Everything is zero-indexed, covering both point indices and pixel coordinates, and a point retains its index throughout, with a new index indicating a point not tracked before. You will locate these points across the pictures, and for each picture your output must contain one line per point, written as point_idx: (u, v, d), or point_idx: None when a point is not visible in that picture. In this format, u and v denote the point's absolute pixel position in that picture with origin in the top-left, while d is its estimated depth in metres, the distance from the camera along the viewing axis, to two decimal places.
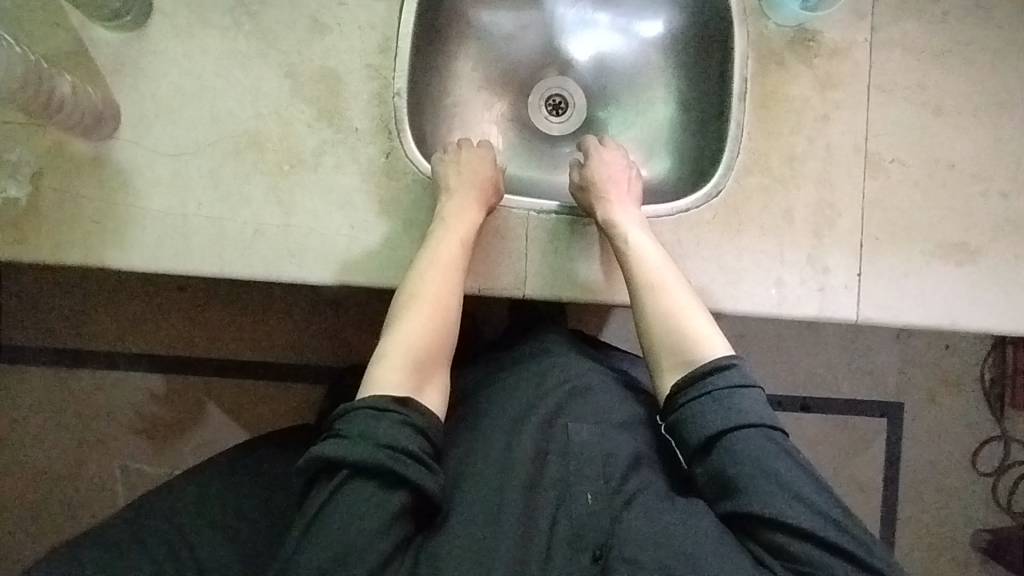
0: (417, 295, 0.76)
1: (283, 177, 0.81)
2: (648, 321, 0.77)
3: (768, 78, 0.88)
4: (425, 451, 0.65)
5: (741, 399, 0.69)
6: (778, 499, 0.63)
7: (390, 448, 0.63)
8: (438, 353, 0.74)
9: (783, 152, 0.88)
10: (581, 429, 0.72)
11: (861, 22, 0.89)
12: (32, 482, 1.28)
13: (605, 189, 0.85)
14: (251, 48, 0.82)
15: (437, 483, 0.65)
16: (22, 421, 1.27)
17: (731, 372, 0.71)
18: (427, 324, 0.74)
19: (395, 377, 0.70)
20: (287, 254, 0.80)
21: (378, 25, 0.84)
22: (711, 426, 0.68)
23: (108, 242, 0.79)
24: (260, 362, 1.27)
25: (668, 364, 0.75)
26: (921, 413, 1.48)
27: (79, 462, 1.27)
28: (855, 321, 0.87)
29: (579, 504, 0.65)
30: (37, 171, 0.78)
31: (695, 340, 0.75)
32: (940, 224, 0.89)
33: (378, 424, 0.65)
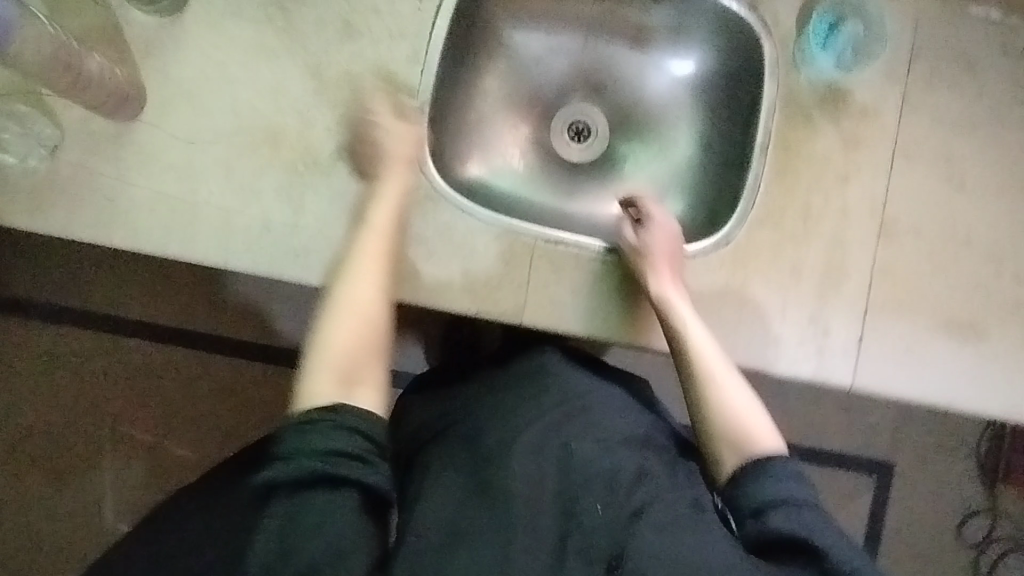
0: (341, 304, 0.68)
1: (297, 177, 0.82)
2: (700, 409, 0.74)
3: (793, 133, 0.87)
4: (368, 447, 0.61)
5: (798, 481, 0.68)
6: (819, 541, 0.61)
7: (332, 454, 0.59)
8: (372, 355, 0.67)
9: (800, 209, 0.87)
10: (583, 446, 0.73)
11: (896, 86, 0.87)
12: (21, 435, 1.30)
13: (658, 258, 0.82)
14: (280, 44, 0.83)
15: (386, 476, 0.61)
16: (20, 377, 1.29)
17: (789, 461, 0.69)
18: (354, 330, 0.67)
19: (323, 387, 0.63)
20: (293, 253, 0.81)
21: (409, 36, 0.84)
22: (767, 494, 0.66)
23: (118, 220, 0.80)
24: (258, 345, 1.28)
25: (720, 452, 0.73)
26: (910, 476, 1.47)
27: (70, 422, 1.29)
28: (850, 386, 0.87)
29: (589, 514, 0.65)
30: (57, 144, 0.79)
31: (750, 428, 0.72)
32: (948, 300, 0.88)
33: (310, 435, 0.59)
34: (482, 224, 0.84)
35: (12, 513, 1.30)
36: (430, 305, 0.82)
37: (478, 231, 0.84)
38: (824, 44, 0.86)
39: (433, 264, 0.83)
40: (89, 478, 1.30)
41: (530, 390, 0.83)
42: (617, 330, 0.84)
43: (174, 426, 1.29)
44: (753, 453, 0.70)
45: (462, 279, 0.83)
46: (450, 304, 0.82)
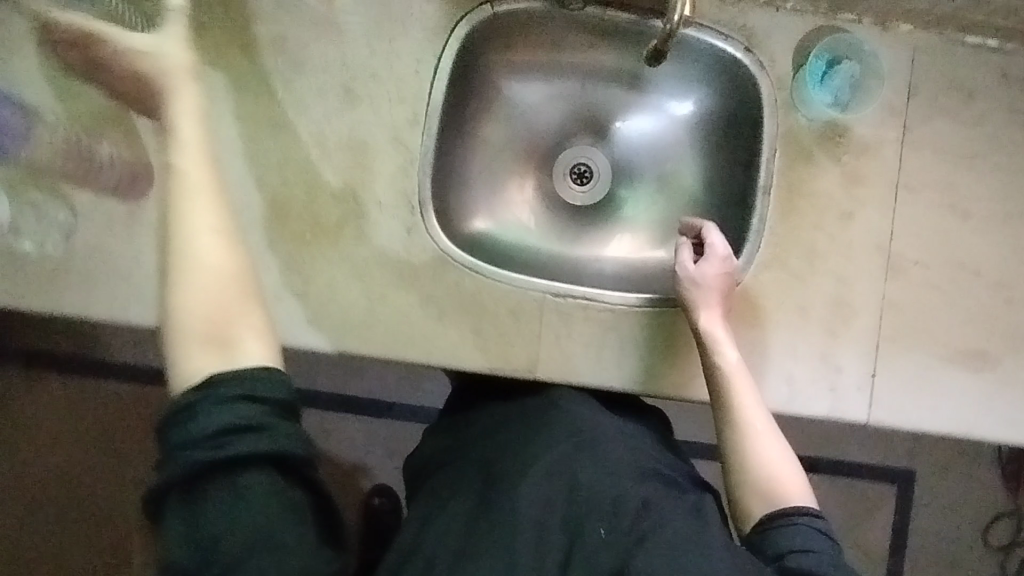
0: (189, 279, 0.66)
1: (306, 246, 0.83)
2: (733, 451, 0.77)
3: (795, 172, 0.87)
4: (261, 412, 0.60)
5: (820, 537, 0.70)
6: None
7: (226, 431, 0.59)
8: (238, 314, 0.66)
9: (804, 248, 0.87)
10: (591, 472, 0.71)
11: (896, 120, 0.87)
12: (42, 487, 1.32)
13: (709, 296, 0.82)
14: (283, 115, 0.84)
15: (290, 433, 0.61)
16: (23, 452, 1.32)
17: (813, 516, 0.72)
18: (211, 299, 0.66)
19: (192, 357, 0.63)
20: (307, 321, 0.82)
21: (408, 99, 0.85)
22: (789, 544, 0.69)
23: (134, 298, 0.81)
24: None
25: (746, 497, 0.75)
26: (932, 487, 1.46)
27: (91, 473, 1.32)
28: (866, 422, 0.87)
29: (592, 536, 0.65)
30: (71, 227, 0.80)
31: (780, 481, 0.74)
32: (960, 329, 0.87)
33: (197, 419, 0.59)
34: (493, 283, 0.85)
35: (35, 566, 1.32)
36: (442, 365, 0.84)
37: (488, 287, 0.85)
38: (821, 83, 0.87)
39: (444, 324, 0.84)
40: (109, 529, 1.32)
41: (534, 412, 0.83)
42: (629, 379, 0.86)
43: None
44: (778, 506, 0.73)
45: (475, 337, 0.84)
46: (463, 363, 0.84)
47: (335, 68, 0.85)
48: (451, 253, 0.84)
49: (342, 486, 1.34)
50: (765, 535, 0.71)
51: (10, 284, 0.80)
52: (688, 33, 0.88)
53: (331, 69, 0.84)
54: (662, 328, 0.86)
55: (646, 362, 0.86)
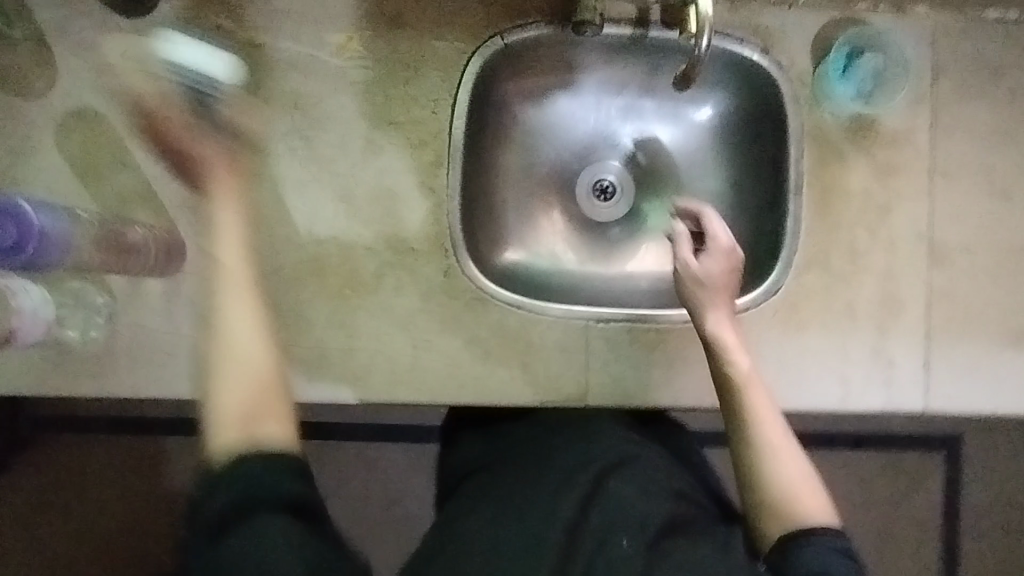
0: (223, 378, 0.68)
1: (343, 302, 0.83)
2: (748, 462, 0.71)
3: (825, 170, 0.86)
4: (280, 471, 0.63)
5: (838, 564, 0.65)
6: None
7: (254, 490, 0.62)
8: (269, 398, 0.68)
9: (844, 245, 0.86)
10: (627, 487, 0.72)
11: (922, 105, 0.86)
12: (90, 555, 1.31)
13: (715, 295, 0.77)
14: (307, 175, 0.83)
15: (309, 490, 0.64)
16: (59, 534, 1.31)
17: (834, 536, 0.66)
18: (245, 390, 0.68)
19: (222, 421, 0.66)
20: (355, 376, 0.82)
21: (429, 143, 0.84)
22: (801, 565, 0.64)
23: (180, 374, 0.81)
24: None
25: (764, 513, 0.69)
26: (981, 447, 1.39)
27: (137, 536, 1.30)
28: (923, 412, 0.86)
29: (616, 549, 0.67)
30: (112, 309, 0.81)
31: (799, 495, 0.69)
32: (1010, 309, 0.86)
33: (229, 482, 0.62)
34: (536, 317, 0.84)
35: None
36: (494, 403, 0.83)
37: (530, 321, 0.84)
38: (842, 81, 0.86)
39: (491, 363, 0.84)
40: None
41: (572, 421, 0.83)
42: (680, 397, 0.85)
43: None
44: (796, 523, 0.67)
45: (523, 371, 0.84)
46: (514, 400, 0.83)
47: (353, 120, 0.84)
48: (486, 289, 0.84)
49: (384, 515, 1.32)
50: (784, 556, 0.66)
51: (59, 372, 0.80)
52: (713, 41, 0.86)
53: (348, 123, 0.84)
54: None
55: (697, 377, 0.85)
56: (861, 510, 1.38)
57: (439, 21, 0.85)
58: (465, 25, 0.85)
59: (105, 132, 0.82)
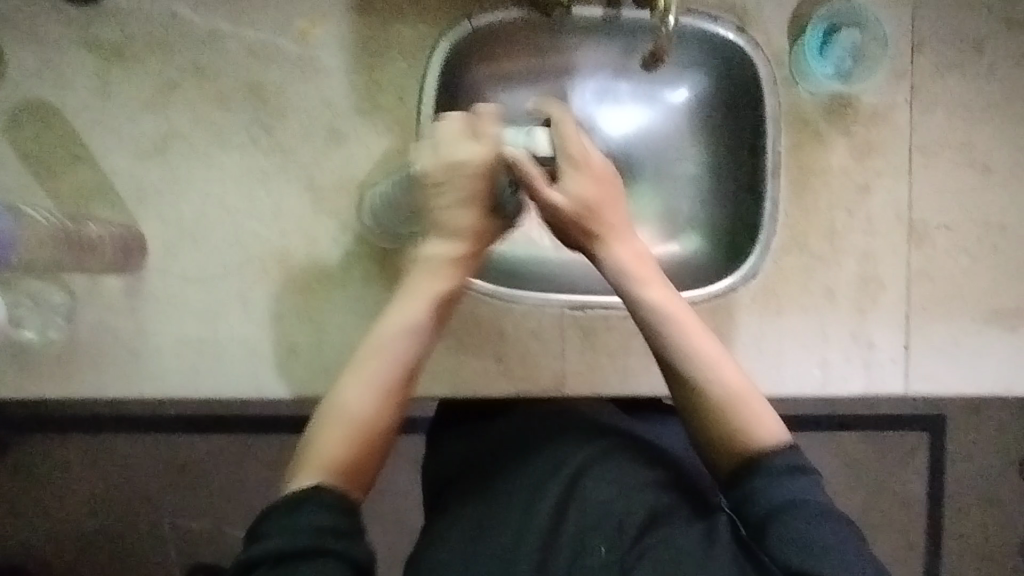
0: (332, 418, 0.64)
1: (312, 295, 0.81)
2: (689, 404, 0.68)
3: (803, 150, 0.85)
4: (346, 522, 0.59)
5: (799, 481, 0.63)
6: (806, 523, 0.59)
7: (319, 531, 0.57)
8: (371, 458, 0.64)
9: (823, 227, 0.85)
10: (601, 486, 0.67)
11: (902, 82, 0.84)
12: (88, 537, 1.39)
13: (598, 219, 0.70)
14: (272, 165, 0.81)
15: (369, 549, 0.59)
16: (63, 518, 1.39)
17: (788, 454, 0.64)
18: (348, 437, 0.63)
19: (327, 453, 0.62)
20: (324, 370, 0.80)
21: (397, 129, 0.82)
22: (768, 503, 0.62)
23: (143, 372, 0.79)
24: (262, 469, 1.38)
25: (719, 451, 0.67)
26: (965, 425, 1.39)
27: (133, 518, 1.39)
28: (903, 394, 0.85)
29: (594, 557, 0.61)
30: (71, 308, 0.78)
31: (750, 421, 0.66)
32: (989, 289, 0.85)
33: (298, 517, 0.58)
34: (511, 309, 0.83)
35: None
36: (467, 395, 0.82)
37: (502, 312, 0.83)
38: (821, 58, 0.84)
39: (464, 354, 0.82)
40: (158, 566, 1.41)
41: (545, 426, 0.78)
42: (658, 384, 0.84)
43: (234, 509, 1.39)
44: (754, 451, 0.65)
45: (497, 363, 0.83)
46: (488, 391, 0.82)
47: (318, 107, 0.81)
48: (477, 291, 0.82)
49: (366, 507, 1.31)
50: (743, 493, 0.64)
51: (20, 374, 0.78)
52: (685, 19, 0.84)
53: (313, 110, 0.81)
54: None
55: None
56: (844, 491, 1.38)
57: (406, 4, 0.82)
58: (432, 7, 0.82)
59: (58, 125, 0.79)
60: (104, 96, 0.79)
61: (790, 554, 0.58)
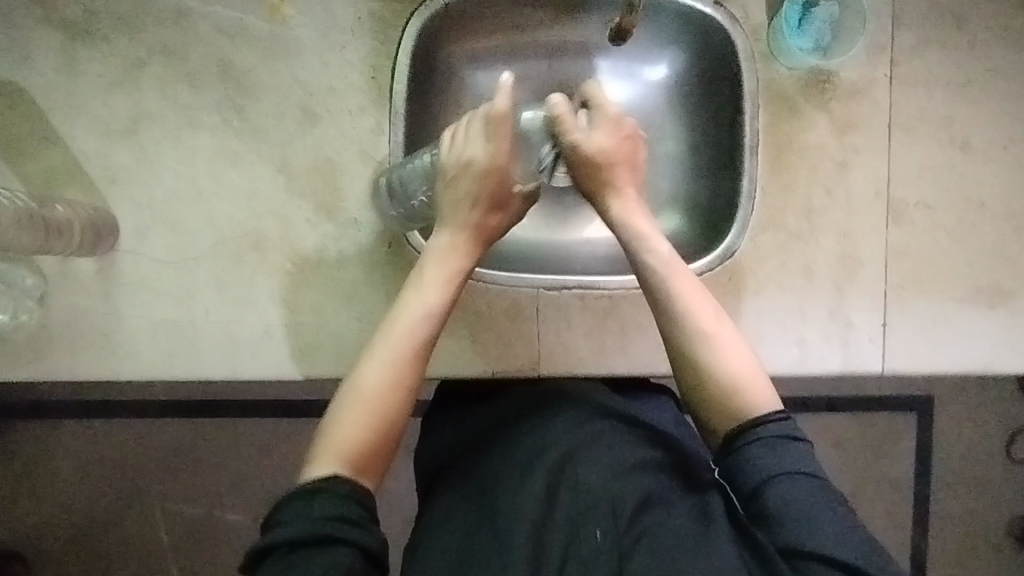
0: (348, 403, 0.64)
1: (286, 277, 0.80)
2: (692, 359, 0.69)
3: (781, 128, 0.84)
4: (359, 511, 0.59)
5: (792, 450, 0.64)
6: (796, 495, 0.61)
7: (332, 520, 0.57)
8: (385, 445, 0.64)
9: (801, 206, 0.84)
10: (593, 470, 0.67)
11: (882, 57, 0.83)
12: (80, 522, 1.40)
13: (611, 171, 0.75)
14: (244, 145, 0.80)
15: (382, 538, 0.59)
16: (52, 502, 1.39)
17: (780, 422, 0.66)
18: (363, 424, 0.63)
19: (346, 441, 0.63)
20: (298, 352, 0.80)
21: (369, 108, 0.81)
22: (760, 474, 0.63)
23: (119, 355, 0.79)
24: (248, 453, 1.38)
25: (716, 413, 0.68)
26: (952, 405, 1.39)
27: (123, 501, 1.40)
28: (881, 372, 0.85)
29: (588, 542, 0.63)
30: (43, 291, 0.78)
31: (746, 384, 0.68)
32: (969, 266, 0.84)
33: (311, 507, 0.58)
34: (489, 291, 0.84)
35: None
36: (444, 376, 0.83)
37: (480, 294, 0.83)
38: (797, 36, 0.83)
39: (441, 334, 0.83)
40: (150, 551, 1.41)
41: (535, 404, 0.78)
42: (635, 364, 0.84)
43: (223, 491, 1.39)
44: (747, 416, 0.67)
45: (473, 342, 0.83)
46: (463, 371, 0.83)
47: (289, 86, 0.80)
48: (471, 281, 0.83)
49: None
50: (732, 460, 0.65)
51: None
52: None
53: (284, 89, 0.80)
54: None
55: (652, 343, 0.84)
56: (830, 471, 1.39)
57: None
58: None
59: (26, 107, 0.78)
60: (71, 77, 0.78)
61: (779, 528, 0.59)
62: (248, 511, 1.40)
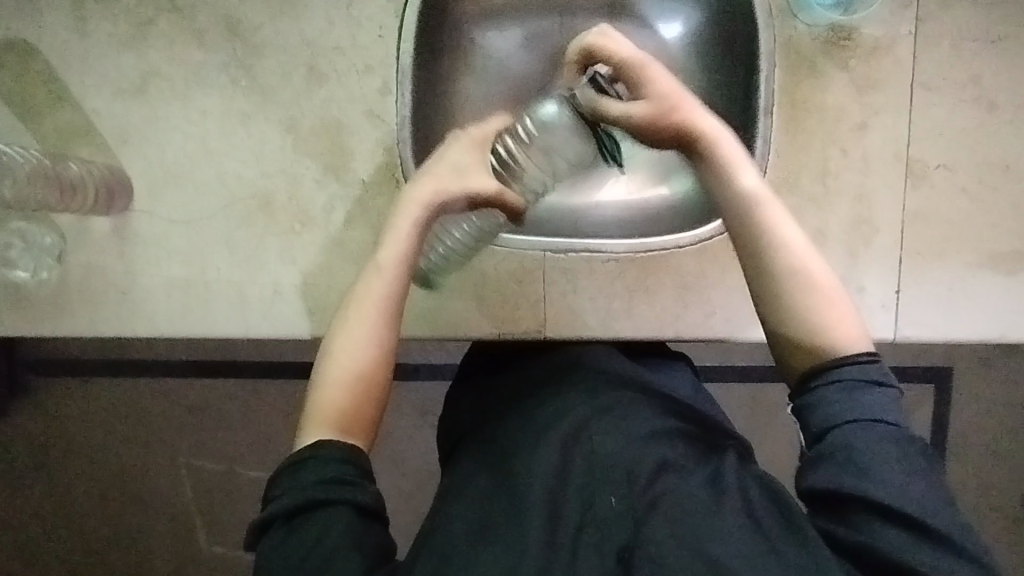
0: (329, 367, 0.67)
1: (295, 237, 0.81)
2: (773, 293, 0.68)
3: (798, 86, 0.81)
4: (352, 470, 0.62)
5: (872, 397, 0.62)
6: (871, 449, 0.59)
7: (323, 484, 0.60)
8: (367, 404, 0.66)
9: (816, 168, 0.82)
10: (607, 439, 0.70)
11: (906, 13, 0.80)
12: (108, 474, 1.46)
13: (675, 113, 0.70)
14: (251, 106, 0.80)
15: (377, 493, 0.62)
16: (81, 455, 1.45)
17: (866, 365, 0.64)
18: (344, 386, 0.66)
19: (334, 409, 0.65)
20: (306, 312, 0.81)
21: (376, 67, 0.80)
22: (835, 416, 0.61)
23: (134, 311, 0.81)
24: (266, 412, 1.42)
25: (797, 349, 0.67)
26: (978, 378, 1.33)
27: (148, 455, 1.45)
28: (893, 340, 0.83)
29: (604, 506, 0.64)
30: (61, 249, 0.80)
31: (829, 322, 0.66)
32: (990, 232, 0.82)
33: (305, 471, 0.61)
34: (464, 240, 0.82)
35: (121, 542, 1.49)
36: (451, 336, 0.84)
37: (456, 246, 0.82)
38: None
39: (448, 296, 0.84)
40: (174, 503, 1.47)
41: (552, 374, 0.81)
42: (642, 327, 0.84)
43: (242, 448, 1.44)
44: (828, 356, 0.65)
45: (478, 304, 0.84)
46: (469, 332, 0.84)
47: (296, 45, 0.80)
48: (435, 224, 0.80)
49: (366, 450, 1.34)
50: (806, 396, 0.64)
51: (17, 312, 0.81)
52: None
53: (290, 47, 0.80)
54: (673, 272, 0.83)
55: (658, 307, 0.84)
56: None
57: None
58: None
59: (39, 65, 0.79)
60: (82, 35, 0.79)
61: (843, 471, 0.59)
62: (266, 467, 1.44)
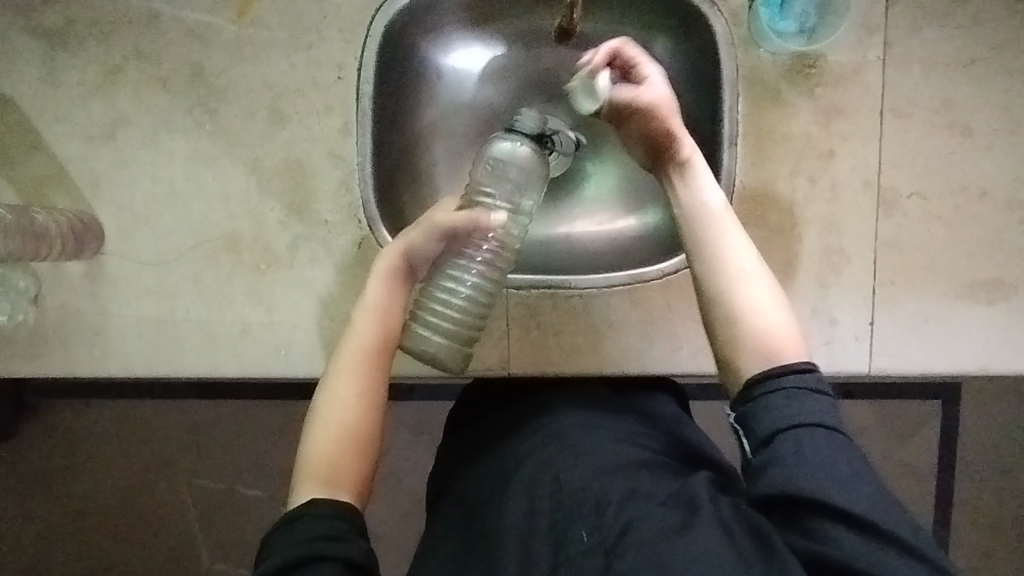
0: (317, 421, 0.67)
1: (260, 277, 0.82)
2: (710, 303, 0.67)
3: (764, 116, 0.80)
4: (343, 526, 0.62)
5: (813, 402, 0.61)
6: (821, 458, 0.58)
7: (315, 539, 0.60)
8: (359, 460, 0.66)
9: (784, 198, 0.80)
10: (572, 470, 0.68)
11: (872, 38, 0.78)
12: (111, 496, 1.50)
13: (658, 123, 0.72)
14: (217, 148, 0.81)
15: (367, 548, 0.61)
16: (86, 477, 1.49)
17: (805, 373, 0.63)
18: (337, 442, 0.66)
19: (322, 460, 0.66)
20: (274, 350, 0.82)
21: (337, 107, 0.81)
22: (778, 424, 0.60)
23: (108, 352, 0.83)
24: (261, 433, 1.44)
25: (737, 361, 0.65)
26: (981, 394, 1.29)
27: (149, 477, 1.48)
28: (867, 372, 0.81)
29: (573, 543, 0.62)
30: (38, 292, 0.82)
31: (766, 329, 0.65)
32: (968, 260, 0.79)
33: (296, 529, 0.61)
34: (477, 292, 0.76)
35: (125, 562, 1.53)
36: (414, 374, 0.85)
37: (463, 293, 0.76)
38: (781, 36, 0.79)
39: None
40: (175, 524, 1.50)
41: (521, 409, 0.81)
42: (608, 362, 0.83)
43: (239, 469, 1.46)
44: (767, 368, 0.64)
45: None
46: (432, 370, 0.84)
47: (258, 89, 0.81)
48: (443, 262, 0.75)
49: None
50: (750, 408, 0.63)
51: None
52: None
53: (253, 90, 0.81)
54: (640, 307, 0.83)
55: (622, 342, 0.83)
56: None
57: None
58: None
59: (14, 116, 0.81)
60: (53, 84, 0.81)
61: (800, 484, 0.57)
62: (262, 488, 1.46)
